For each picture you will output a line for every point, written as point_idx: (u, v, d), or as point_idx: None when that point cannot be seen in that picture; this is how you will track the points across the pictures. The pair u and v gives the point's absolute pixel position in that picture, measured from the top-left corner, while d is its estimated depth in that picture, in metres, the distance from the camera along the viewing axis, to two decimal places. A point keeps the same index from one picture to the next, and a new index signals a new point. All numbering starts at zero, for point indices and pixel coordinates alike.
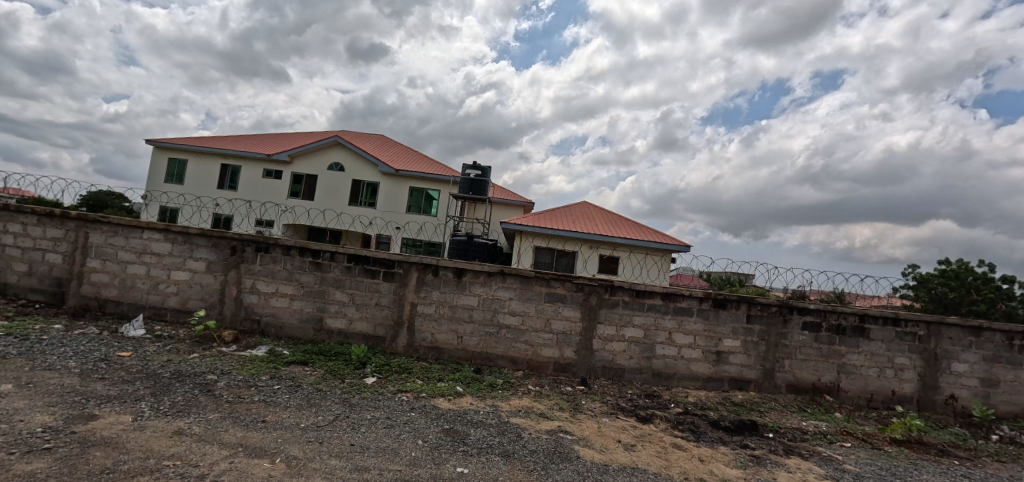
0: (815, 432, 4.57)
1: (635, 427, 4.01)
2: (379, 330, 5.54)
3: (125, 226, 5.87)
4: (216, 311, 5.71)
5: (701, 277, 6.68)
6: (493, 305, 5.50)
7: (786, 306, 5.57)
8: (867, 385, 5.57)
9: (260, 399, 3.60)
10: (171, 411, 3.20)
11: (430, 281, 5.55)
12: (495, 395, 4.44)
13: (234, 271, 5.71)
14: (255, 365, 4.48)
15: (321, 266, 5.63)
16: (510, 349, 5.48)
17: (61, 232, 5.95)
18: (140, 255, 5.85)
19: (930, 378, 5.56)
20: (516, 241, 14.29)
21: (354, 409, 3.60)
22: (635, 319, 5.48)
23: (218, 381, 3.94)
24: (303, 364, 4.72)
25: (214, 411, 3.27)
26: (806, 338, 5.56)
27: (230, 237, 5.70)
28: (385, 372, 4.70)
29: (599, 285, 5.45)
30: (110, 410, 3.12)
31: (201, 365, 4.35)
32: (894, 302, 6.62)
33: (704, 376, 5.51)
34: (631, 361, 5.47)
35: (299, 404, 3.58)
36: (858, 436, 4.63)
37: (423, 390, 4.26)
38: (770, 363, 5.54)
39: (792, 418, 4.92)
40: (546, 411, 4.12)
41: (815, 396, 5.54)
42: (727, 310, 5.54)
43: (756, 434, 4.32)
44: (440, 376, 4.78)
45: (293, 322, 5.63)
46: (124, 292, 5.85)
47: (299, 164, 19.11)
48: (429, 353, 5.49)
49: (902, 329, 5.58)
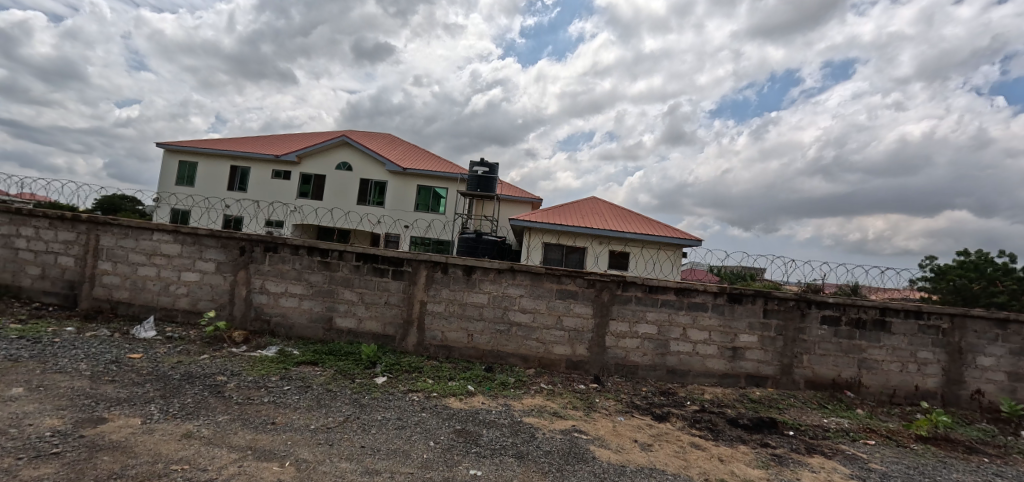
0: (837, 430, 4.44)
1: (651, 426, 3.91)
2: (389, 329, 5.49)
3: (135, 228, 5.88)
4: (226, 312, 5.70)
5: (713, 272, 6.56)
6: (503, 302, 5.42)
7: (804, 299, 5.42)
8: (889, 381, 5.42)
9: (270, 400, 3.56)
10: (181, 413, 3.17)
11: (439, 279, 5.48)
12: (507, 394, 4.36)
13: (243, 271, 5.69)
14: (265, 365, 4.44)
15: (329, 266, 5.59)
16: (521, 346, 5.40)
17: (72, 234, 5.97)
18: (151, 256, 5.86)
19: (954, 372, 5.39)
20: (526, 238, 14.20)
21: (365, 409, 3.55)
22: (648, 315, 5.37)
23: (228, 382, 3.91)
24: (314, 364, 4.68)
25: (223, 413, 3.23)
26: (824, 333, 5.42)
27: (239, 238, 5.68)
28: (395, 371, 4.64)
29: (611, 281, 5.35)
30: (120, 413, 3.09)
31: (211, 366, 4.32)
32: (914, 295, 6.46)
33: (720, 373, 5.39)
34: (645, 358, 5.36)
35: (309, 405, 3.53)
36: (883, 433, 4.50)
37: (434, 389, 4.19)
38: (788, 359, 5.40)
39: (812, 415, 4.78)
40: (559, 410, 4.03)
41: (835, 392, 5.39)
42: (743, 304, 5.41)
43: (776, 432, 4.20)
44: (450, 375, 4.71)
45: (302, 322, 5.60)
46: (135, 293, 5.86)
47: (308, 164, 19.18)
48: (440, 351, 5.43)
49: (925, 322, 5.41)
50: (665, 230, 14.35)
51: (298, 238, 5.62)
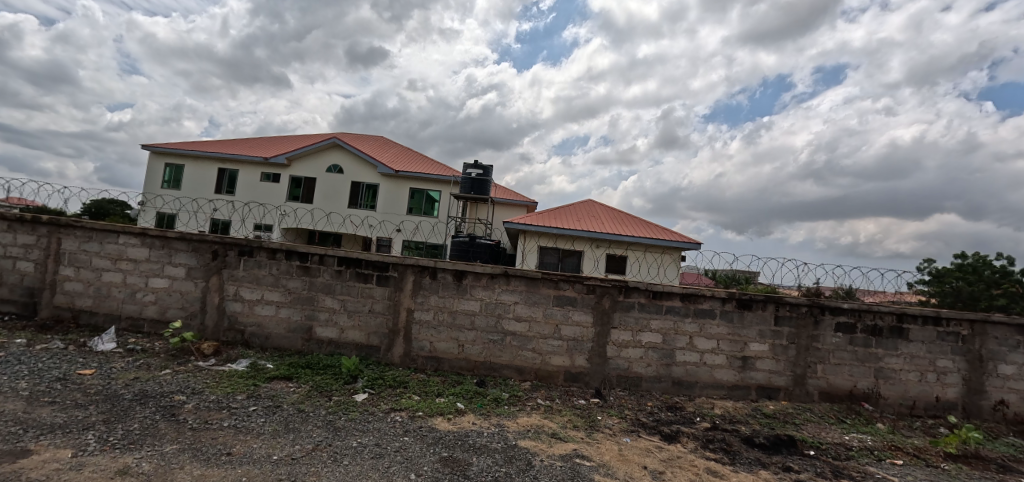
0: (860, 448, 4.08)
1: (661, 449, 3.52)
2: (374, 339, 5.08)
3: (100, 231, 5.43)
4: (196, 321, 5.26)
5: (708, 276, 6.17)
6: (496, 310, 5.02)
7: (817, 305, 5.05)
8: (908, 391, 5.07)
9: (232, 424, 3.14)
10: (122, 443, 2.75)
11: (427, 285, 5.08)
12: (500, 412, 3.94)
13: (215, 277, 5.26)
14: (232, 382, 4.02)
15: (309, 271, 5.18)
16: (516, 357, 5.00)
17: (33, 237, 5.50)
18: (117, 261, 5.41)
19: (976, 381, 5.06)
20: (520, 242, 13.78)
21: (339, 434, 3.12)
22: (652, 323, 5.00)
23: (186, 403, 3.47)
24: (288, 379, 4.25)
25: (173, 442, 2.81)
26: (839, 340, 5.07)
27: (211, 241, 5.25)
28: (378, 387, 4.21)
29: (612, 286, 4.97)
30: (48, 444, 2.66)
31: (172, 383, 3.89)
32: (917, 299, 6.22)
33: (729, 384, 5.02)
34: (649, 369, 4.98)
35: (275, 430, 3.10)
36: (909, 451, 4.14)
37: (420, 408, 3.77)
38: (802, 369, 5.04)
39: (832, 431, 4.40)
40: (559, 431, 3.63)
41: (852, 404, 5.03)
42: (753, 311, 5.05)
43: (795, 452, 3.83)
44: (439, 390, 4.28)
45: (280, 332, 5.18)
46: (99, 301, 5.41)
47: (297, 166, 18.71)
48: (428, 363, 5.01)
49: (944, 328, 5.07)
50: (660, 233, 14.07)
51: (275, 242, 5.20)
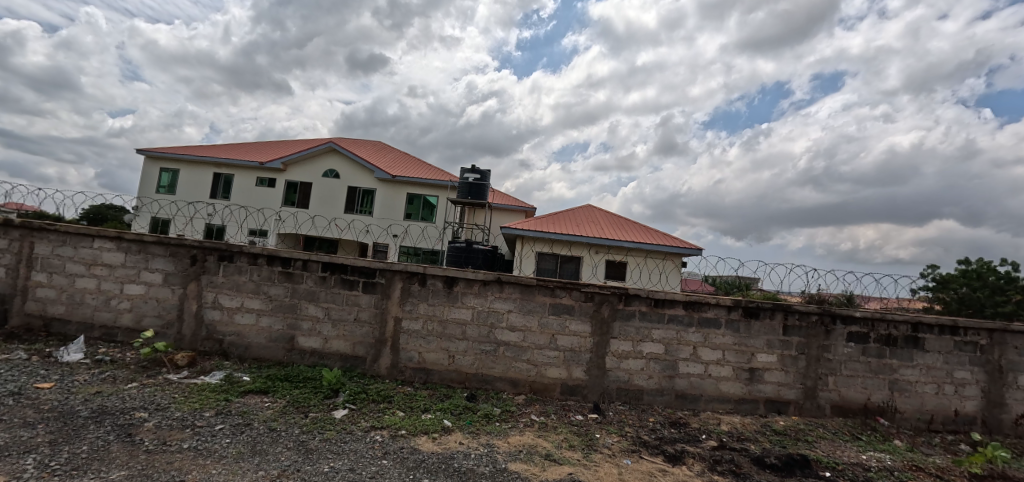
0: (878, 468, 3.79)
1: (665, 472, 3.23)
2: (359, 350, 4.80)
3: (74, 234, 5.14)
4: (172, 330, 4.97)
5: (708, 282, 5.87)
6: (489, 319, 4.74)
7: (828, 314, 4.77)
8: (925, 405, 4.78)
9: (192, 446, 2.85)
10: (63, 469, 2.47)
11: (416, 292, 4.80)
12: (491, 430, 3.65)
13: (194, 284, 4.98)
14: (202, 396, 3.73)
15: (292, 277, 4.90)
16: (509, 369, 4.71)
17: (4, 241, 5.22)
18: (91, 266, 5.13)
19: (996, 394, 4.77)
20: (518, 247, 13.50)
21: (310, 458, 2.83)
22: (654, 333, 4.71)
23: (146, 421, 3.18)
24: (263, 394, 3.96)
25: (122, 467, 2.53)
26: (852, 351, 4.78)
27: (190, 245, 4.97)
28: (360, 402, 3.92)
29: (612, 293, 4.69)
30: None
31: (136, 398, 3.61)
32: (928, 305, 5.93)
33: (736, 398, 4.74)
34: (651, 382, 4.70)
35: (239, 453, 2.81)
36: (931, 472, 3.84)
37: (403, 426, 3.48)
38: (812, 381, 4.75)
39: (848, 449, 4.11)
40: (553, 451, 3.33)
41: (867, 419, 4.74)
42: (760, 320, 4.77)
43: (811, 474, 3.53)
44: (426, 406, 3.99)
45: (260, 342, 4.89)
46: (72, 308, 5.12)
47: (293, 171, 18.50)
48: (416, 376, 4.73)
49: (961, 338, 4.78)
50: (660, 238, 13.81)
51: (257, 247, 4.92)
